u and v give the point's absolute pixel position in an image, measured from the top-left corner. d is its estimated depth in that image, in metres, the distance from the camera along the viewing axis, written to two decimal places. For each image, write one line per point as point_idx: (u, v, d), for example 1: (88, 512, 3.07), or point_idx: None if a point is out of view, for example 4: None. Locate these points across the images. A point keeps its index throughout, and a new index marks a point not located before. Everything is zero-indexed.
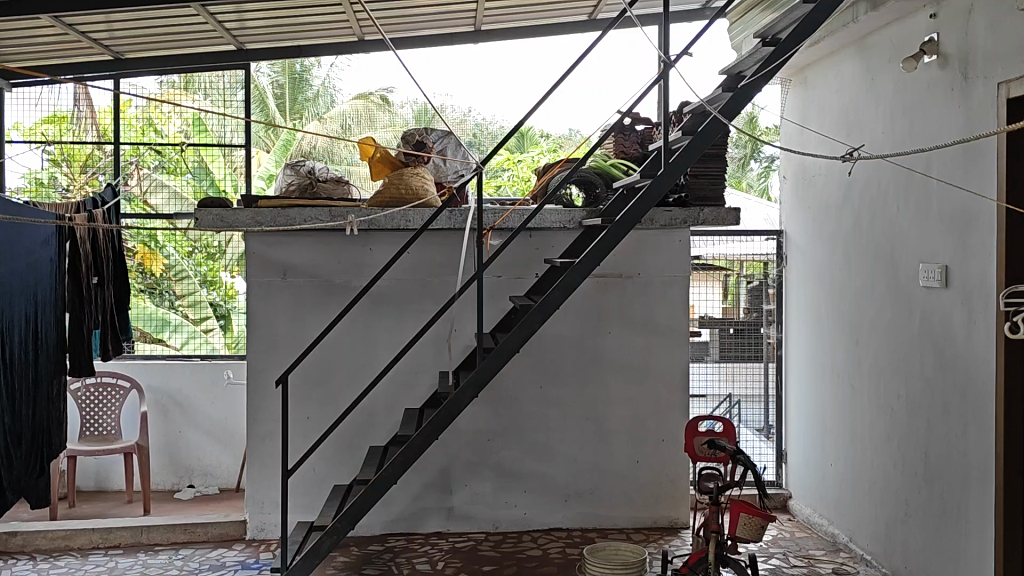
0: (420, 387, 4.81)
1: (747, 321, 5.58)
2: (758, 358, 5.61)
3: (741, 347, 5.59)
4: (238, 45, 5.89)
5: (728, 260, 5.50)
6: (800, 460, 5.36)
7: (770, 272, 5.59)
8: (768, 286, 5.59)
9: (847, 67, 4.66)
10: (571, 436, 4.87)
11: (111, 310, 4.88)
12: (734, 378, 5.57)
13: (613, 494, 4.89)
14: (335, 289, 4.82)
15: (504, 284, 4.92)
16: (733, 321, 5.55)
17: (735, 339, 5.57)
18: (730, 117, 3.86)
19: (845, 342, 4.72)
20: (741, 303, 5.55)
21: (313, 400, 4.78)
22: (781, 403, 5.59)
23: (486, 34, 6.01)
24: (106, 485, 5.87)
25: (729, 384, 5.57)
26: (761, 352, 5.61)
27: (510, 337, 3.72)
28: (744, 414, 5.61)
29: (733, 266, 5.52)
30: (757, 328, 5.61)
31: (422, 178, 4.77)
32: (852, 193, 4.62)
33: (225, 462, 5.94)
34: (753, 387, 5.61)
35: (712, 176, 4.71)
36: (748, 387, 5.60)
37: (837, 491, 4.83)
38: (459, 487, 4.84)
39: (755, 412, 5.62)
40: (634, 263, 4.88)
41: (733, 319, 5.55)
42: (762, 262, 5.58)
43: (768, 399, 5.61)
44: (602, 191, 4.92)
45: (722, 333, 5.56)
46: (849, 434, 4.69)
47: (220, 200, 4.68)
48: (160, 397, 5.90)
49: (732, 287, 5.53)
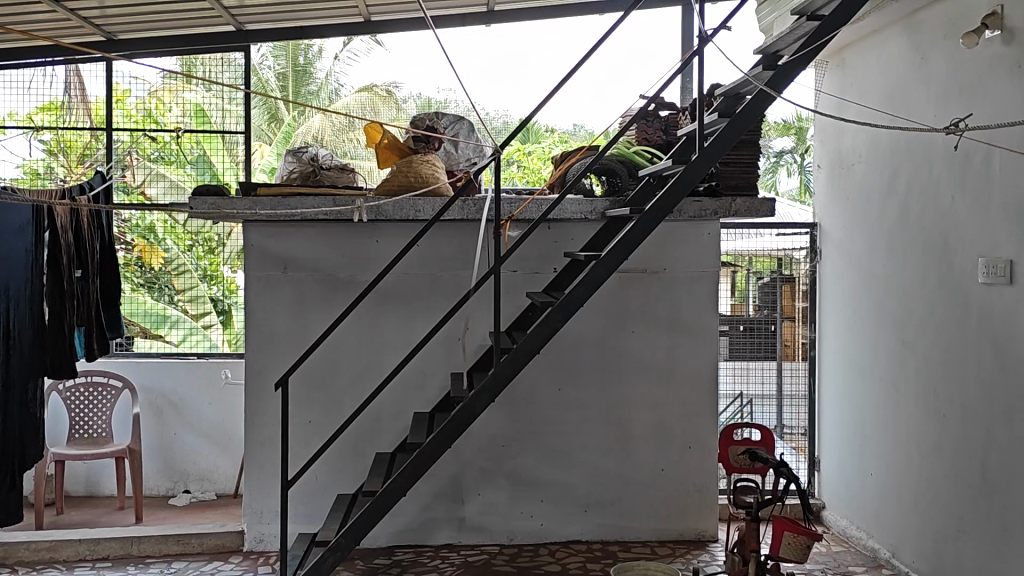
0: (429, 389, 4.49)
1: (759, 320, 5.18)
2: (773, 357, 5.23)
3: (754, 347, 5.22)
4: (238, 26, 5.56)
5: (736, 256, 5.13)
6: (834, 469, 5.04)
7: (778, 269, 5.20)
8: (793, 281, 5.24)
9: (895, 47, 4.33)
10: (592, 442, 4.55)
11: (95, 303, 4.54)
12: (744, 377, 5.25)
13: (636, 504, 4.57)
14: (340, 284, 4.50)
15: (521, 280, 4.60)
16: (742, 319, 5.19)
17: (747, 338, 5.21)
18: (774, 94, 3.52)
19: (889, 344, 4.39)
20: (751, 301, 5.18)
21: (314, 403, 4.46)
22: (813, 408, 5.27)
23: (499, 16, 5.66)
24: (97, 490, 5.57)
25: (740, 383, 5.26)
26: (775, 351, 5.22)
27: (530, 336, 3.39)
28: (758, 415, 5.27)
29: (737, 263, 5.14)
30: (770, 324, 5.20)
31: (433, 165, 4.39)
32: (898, 181, 4.29)
33: (224, 468, 5.62)
34: (767, 387, 5.25)
35: (745, 164, 4.37)
36: (762, 387, 5.25)
37: (876, 502, 4.53)
38: (472, 496, 4.52)
39: (769, 413, 5.27)
40: (660, 257, 4.55)
41: (742, 317, 5.19)
42: (774, 260, 5.19)
43: (784, 400, 5.27)
44: (624, 181, 4.53)
45: (732, 333, 5.22)
46: (891, 443, 4.37)
47: (218, 187, 4.37)
48: (154, 397, 5.59)
49: (741, 283, 5.16)
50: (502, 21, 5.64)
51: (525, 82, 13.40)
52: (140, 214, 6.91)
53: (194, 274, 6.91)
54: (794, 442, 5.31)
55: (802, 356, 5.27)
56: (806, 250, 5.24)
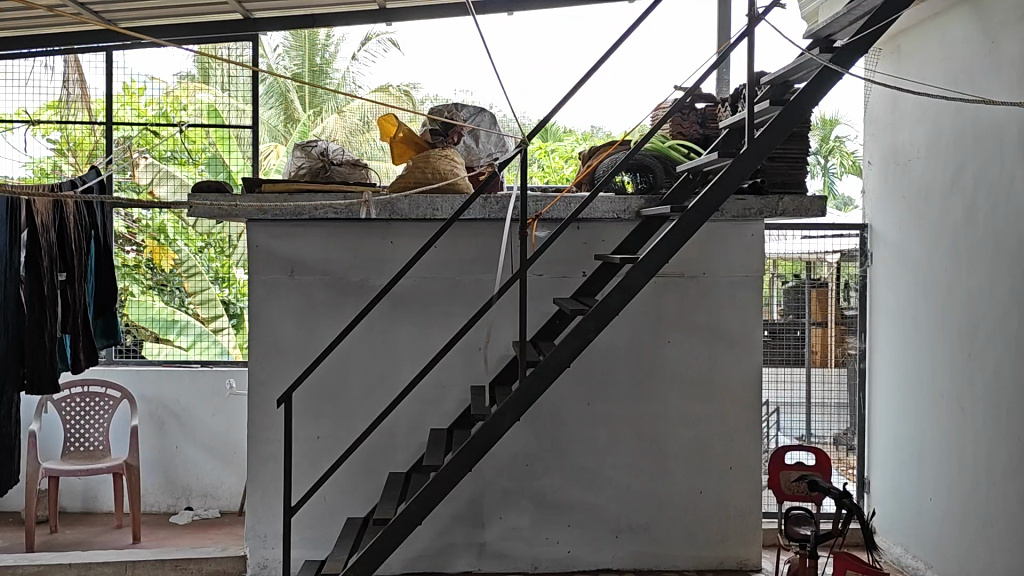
0: (448, 404, 4.13)
1: (782, 324, 4.79)
2: (800, 363, 4.80)
3: (776, 351, 4.81)
4: (245, 14, 5.19)
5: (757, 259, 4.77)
6: (888, 490, 4.66)
7: (807, 273, 4.78)
8: (822, 286, 4.81)
9: (959, 32, 3.96)
10: (624, 462, 4.18)
11: (82, 309, 4.29)
12: (775, 384, 4.82)
13: (672, 530, 4.19)
14: (351, 289, 4.15)
15: (547, 285, 4.23)
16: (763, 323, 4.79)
17: (769, 344, 4.81)
18: (843, 68, 3.17)
19: (952, 355, 4.01)
20: (775, 306, 4.79)
21: (323, 417, 4.11)
22: (844, 418, 4.91)
23: (522, 3, 5.25)
24: (94, 506, 5.25)
25: (770, 392, 4.81)
26: (802, 357, 4.79)
27: (559, 348, 3.04)
28: (783, 421, 4.85)
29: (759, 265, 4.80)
30: (796, 330, 4.79)
31: (451, 161, 4.04)
32: (963, 178, 3.92)
33: (228, 484, 5.29)
34: (793, 394, 4.82)
35: (792, 159, 3.97)
36: (787, 395, 4.82)
37: (936, 529, 4.15)
38: (493, 520, 4.16)
39: (796, 419, 4.84)
40: (699, 260, 4.17)
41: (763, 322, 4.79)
42: (800, 263, 4.78)
43: (814, 406, 4.83)
44: (659, 178, 4.16)
45: None
46: (954, 464, 3.99)
47: (219, 183, 4.02)
48: (155, 407, 5.26)
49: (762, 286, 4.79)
50: (525, 9, 5.25)
51: (538, 83, 14.01)
52: (151, 214, 6.66)
53: (206, 276, 6.63)
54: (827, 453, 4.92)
55: (833, 362, 4.86)
56: (838, 253, 4.86)
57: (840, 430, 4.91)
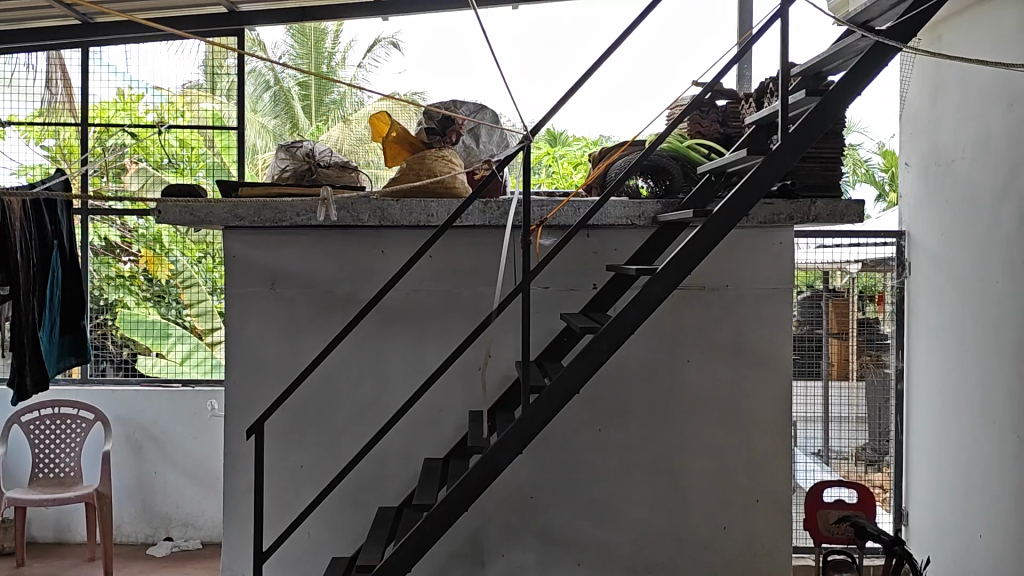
0: (445, 429, 3.74)
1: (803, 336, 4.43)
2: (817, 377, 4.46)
3: (797, 361, 4.47)
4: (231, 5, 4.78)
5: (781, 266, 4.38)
6: (932, 522, 4.23)
7: (823, 281, 4.45)
8: (844, 297, 4.42)
9: (1010, 18, 3.55)
10: (638, 493, 3.78)
11: (32, 328, 3.94)
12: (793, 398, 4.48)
13: (692, 569, 3.78)
14: (338, 302, 3.76)
15: (554, 298, 3.83)
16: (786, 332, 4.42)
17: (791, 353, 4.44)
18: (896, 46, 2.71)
19: (1003, 374, 3.59)
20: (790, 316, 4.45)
21: (308, 444, 3.73)
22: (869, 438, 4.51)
23: None
24: (67, 536, 4.88)
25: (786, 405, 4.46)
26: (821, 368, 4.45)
27: (566, 372, 2.64)
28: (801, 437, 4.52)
29: None
30: (818, 344, 4.45)
31: (448, 162, 3.65)
32: (1018, 179, 3.50)
33: (211, 512, 4.91)
34: (812, 410, 4.47)
35: (825, 159, 3.57)
36: (804, 410, 4.47)
37: (989, 570, 3.71)
38: (494, 558, 3.77)
39: (816, 435, 4.52)
40: (721, 271, 3.78)
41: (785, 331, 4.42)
42: (817, 271, 4.45)
43: (832, 423, 4.46)
44: (676, 181, 3.76)
45: None
46: (1007, 497, 3.55)
47: (193, 189, 3.65)
48: (131, 430, 4.89)
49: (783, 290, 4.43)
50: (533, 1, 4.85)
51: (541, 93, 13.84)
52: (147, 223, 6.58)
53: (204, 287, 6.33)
54: (844, 471, 4.50)
55: (855, 375, 4.45)
56: (860, 263, 4.43)
57: (862, 448, 4.51)
